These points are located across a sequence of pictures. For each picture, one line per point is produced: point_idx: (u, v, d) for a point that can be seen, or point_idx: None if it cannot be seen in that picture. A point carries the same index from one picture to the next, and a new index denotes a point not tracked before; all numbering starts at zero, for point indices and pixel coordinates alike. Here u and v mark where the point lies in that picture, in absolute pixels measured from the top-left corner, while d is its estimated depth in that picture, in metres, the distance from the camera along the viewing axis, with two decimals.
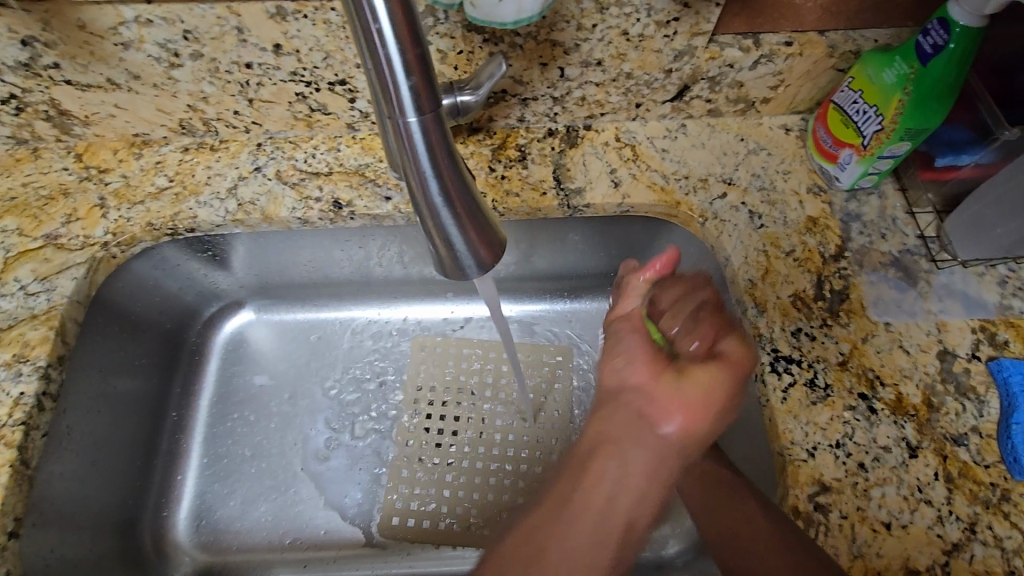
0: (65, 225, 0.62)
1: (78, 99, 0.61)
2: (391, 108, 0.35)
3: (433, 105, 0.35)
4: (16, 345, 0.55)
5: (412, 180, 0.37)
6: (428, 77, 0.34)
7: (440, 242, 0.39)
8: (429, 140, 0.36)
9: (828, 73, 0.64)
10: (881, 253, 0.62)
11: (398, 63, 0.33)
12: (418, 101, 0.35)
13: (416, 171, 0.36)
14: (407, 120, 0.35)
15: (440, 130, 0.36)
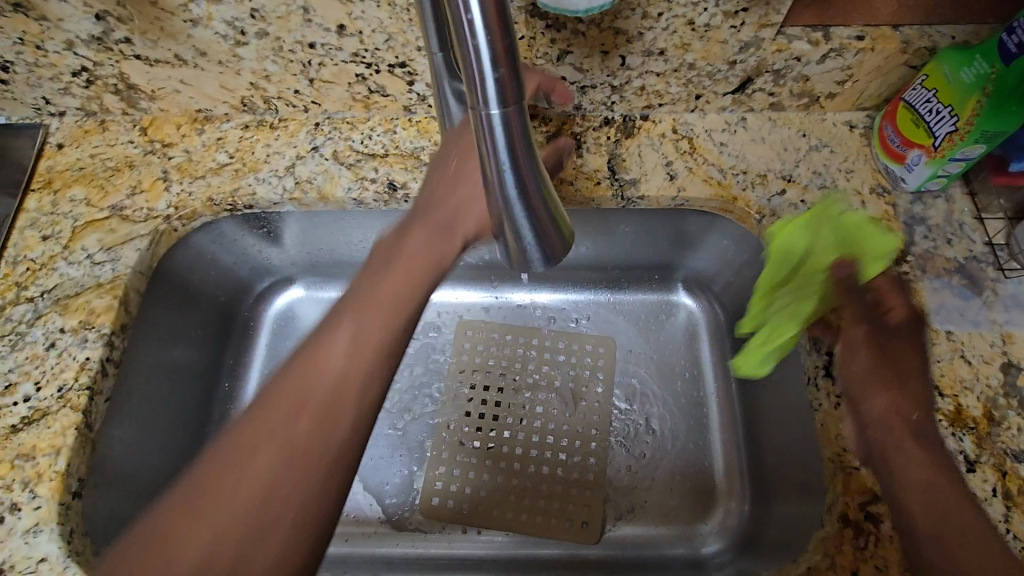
0: (130, 197, 0.64)
1: (146, 74, 0.63)
2: (471, 97, 0.31)
3: (518, 97, 0.31)
4: (82, 312, 0.57)
5: (486, 166, 0.35)
6: (516, 66, 0.30)
7: (509, 232, 0.39)
8: (511, 136, 0.33)
9: (900, 69, 0.61)
10: (946, 260, 0.60)
11: (485, 57, 0.29)
12: (502, 93, 0.31)
13: (493, 161, 0.34)
14: (489, 113, 0.32)
15: (523, 127, 0.33)
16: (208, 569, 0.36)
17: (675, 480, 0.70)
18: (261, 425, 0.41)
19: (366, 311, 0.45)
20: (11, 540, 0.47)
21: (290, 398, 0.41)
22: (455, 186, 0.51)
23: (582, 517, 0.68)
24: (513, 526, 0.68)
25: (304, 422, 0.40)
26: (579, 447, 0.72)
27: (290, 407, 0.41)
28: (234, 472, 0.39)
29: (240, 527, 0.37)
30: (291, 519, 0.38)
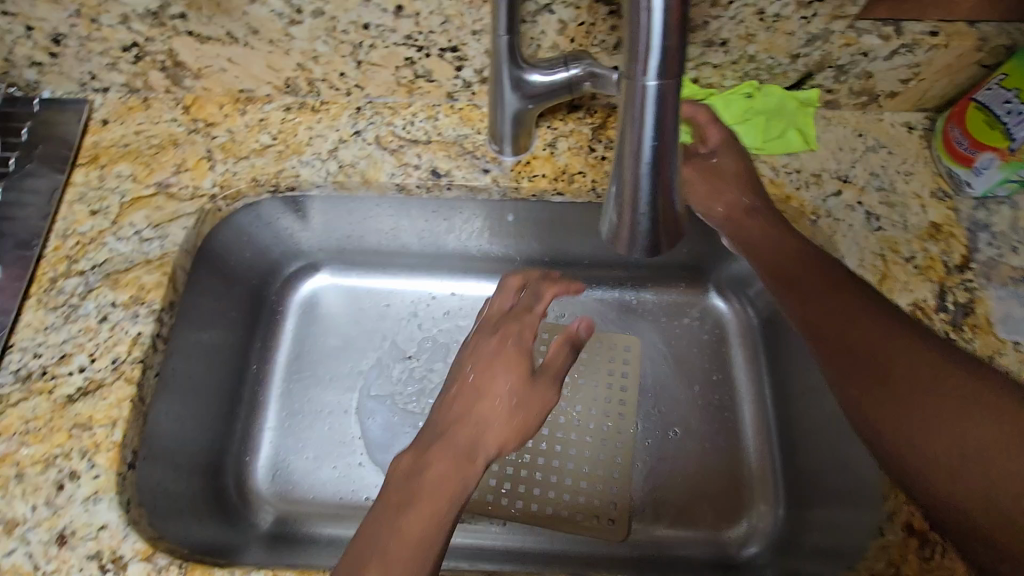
0: (176, 174, 0.63)
1: (195, 52, 0.62)
2: (631, 66, 0.34)
3: (677, 71, 0.34)
4: (133, 287, 0.57)
5: (628, 134, 0.37)
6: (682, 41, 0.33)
7: (628, 213, 0.40)
8: (663, 105, 0.35)
9: (970, 69, 0.59)
10: (1012, 268, 0.57)
11: (659, 28, 0.33)
12: (664, 64, 0.34)
13: (636, 129, 0.36)
14: (647, 82, 0.34)
15: (676, 99, 0.35)
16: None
17: (712, 484, 0.68)
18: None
19: (399, 517, 0.42)
20: (72, 506, 0.47)
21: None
22: (475, 401, 0.49)
23: (609, 513, 0.67)
24: (540, 520, 0.67)
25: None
26: (605, 445, 0.70)
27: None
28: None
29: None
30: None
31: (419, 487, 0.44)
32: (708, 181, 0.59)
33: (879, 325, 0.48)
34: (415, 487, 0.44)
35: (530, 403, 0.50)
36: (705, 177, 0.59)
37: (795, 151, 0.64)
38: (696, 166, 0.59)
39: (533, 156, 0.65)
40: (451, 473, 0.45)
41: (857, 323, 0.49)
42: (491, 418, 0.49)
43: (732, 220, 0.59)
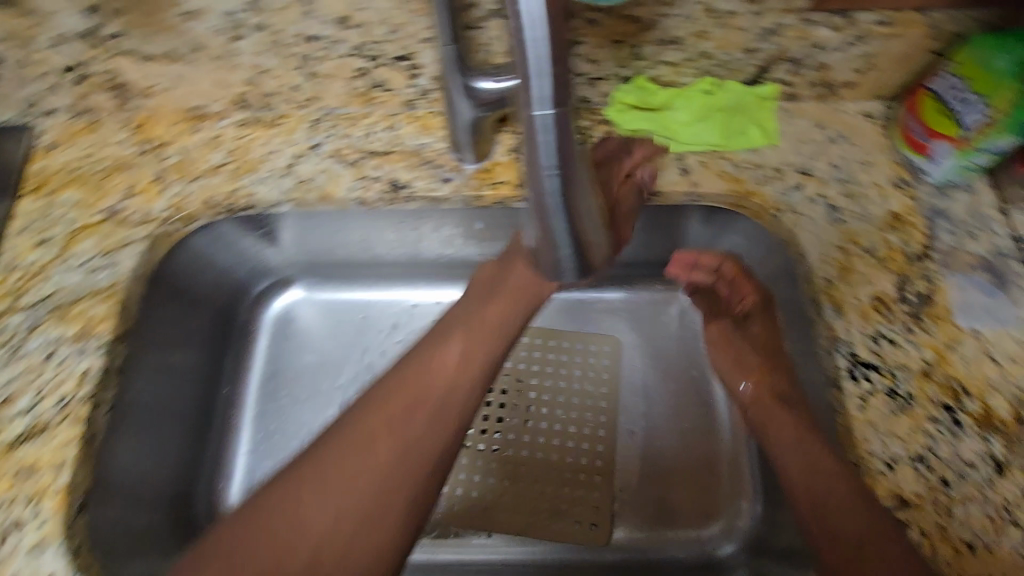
0: (126, 199, 0.62)
1: (141, 69, 0.62)
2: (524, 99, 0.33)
3: (567, 102, 0.33)
4: (81, 320, 0.56)
5: (531, 166, 0.35)
6: (567, 70, 0.32)
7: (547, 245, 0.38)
8: (562, 136, 0.33)
9: (923, 57, 0.59)
10: (971, 255, 0.58)
11: (543, 58, 0.31)
12: (554, 96, 0.32)
13: (536, 164, 0.34)
14: (541, 115, 0.33)
15: (572, 128, 0.34)
16: (321, 556, 0.44)
17: (691, 484, 0.68)
18: (374, 412, 0.49)
19: (425, 374, 0.51)
20: (17, 558, 0.46)
21: (397, 397, 0.50)
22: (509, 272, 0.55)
23: (592, 518, 0.68)
24: (524, 529, 0.68)
25: (383, 433, 0.48)
26: (587, 449, 0.71)
27: (388, 418, 0.49)
28: (355, 431, 0.48)
29: (338, 525, 0.45)
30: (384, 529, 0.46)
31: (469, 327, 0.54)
32: (728, 342, 0.68)
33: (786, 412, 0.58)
34: (444, 349, 0.53)
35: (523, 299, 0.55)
36: (731, 340, 0.68)
37: (755, 146, 0.63)
38: (725, 326, 0.69)
39: (494, 163, 0.64)
40: (489, 341, 0.54)
41: (823, 478, 0.50)
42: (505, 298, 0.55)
43: (759, 401, 0.62)
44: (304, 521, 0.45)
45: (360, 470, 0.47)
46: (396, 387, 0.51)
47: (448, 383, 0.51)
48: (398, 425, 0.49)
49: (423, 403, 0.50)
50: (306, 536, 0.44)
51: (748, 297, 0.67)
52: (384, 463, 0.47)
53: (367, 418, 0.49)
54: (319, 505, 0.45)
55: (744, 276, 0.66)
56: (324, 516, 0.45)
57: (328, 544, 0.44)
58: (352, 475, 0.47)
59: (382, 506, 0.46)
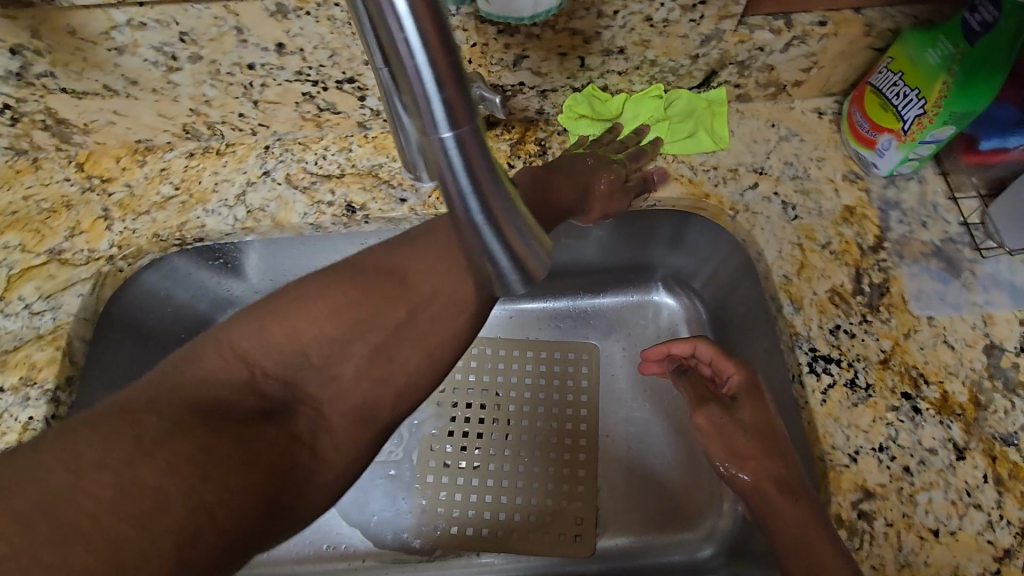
0: (69, 239, 0.60)
1: (76, 108, 0.59)
2: (420, 122, 0.28)
3: (471, 119, 0.28)
4: (23, 367, 0.54)
5: (445, 192, 0.30)
6: (465, 89, 0.28)
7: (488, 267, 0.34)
8: (471, 160, 0.29)
9: (864, 53, 0.60)
10: (922, 243, 0.59)
11: (427, 74, 0.26)
12: (453, 115, 0.28)
13: (452, 191, 0.30)
14: (442, 139, 0.28)
15: (482, 149, 0.29)
16: (382, 367, 0.46)
17: (670, 486, 0.69)
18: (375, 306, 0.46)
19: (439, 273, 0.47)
20: None
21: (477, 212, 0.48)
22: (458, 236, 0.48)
23: (574, 529, 0.68)
24: (504, 546, 0.67)
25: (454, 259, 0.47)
26: (569, 459, 0.71)
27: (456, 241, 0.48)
28: (427, 261, 0.48)
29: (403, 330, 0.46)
30: (433, 345, 0.47)
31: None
32: (721, 428, 0.55)
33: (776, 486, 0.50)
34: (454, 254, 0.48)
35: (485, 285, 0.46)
36: (721, 424, 0.55)
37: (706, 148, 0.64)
38: (711, 410, 0.57)
39: None
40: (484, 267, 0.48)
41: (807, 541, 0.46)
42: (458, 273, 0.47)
43: (759, 487, 0.51)
44: (370, 329, 0.45)
45: (425, 287, 0.47)
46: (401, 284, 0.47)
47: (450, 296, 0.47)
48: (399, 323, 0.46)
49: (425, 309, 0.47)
50: (374, 334, 0.45)
51: (730, 372, 0.56)
52: (450, 290, 0.47)
53: (439, 232, 0.48)
54: (390, 318, 0.46)
55: (722, 353, 0.57)
56: (391, 324, 0.46)
57: (390, 358, 0.46)
58: (418, 286, 0.47)
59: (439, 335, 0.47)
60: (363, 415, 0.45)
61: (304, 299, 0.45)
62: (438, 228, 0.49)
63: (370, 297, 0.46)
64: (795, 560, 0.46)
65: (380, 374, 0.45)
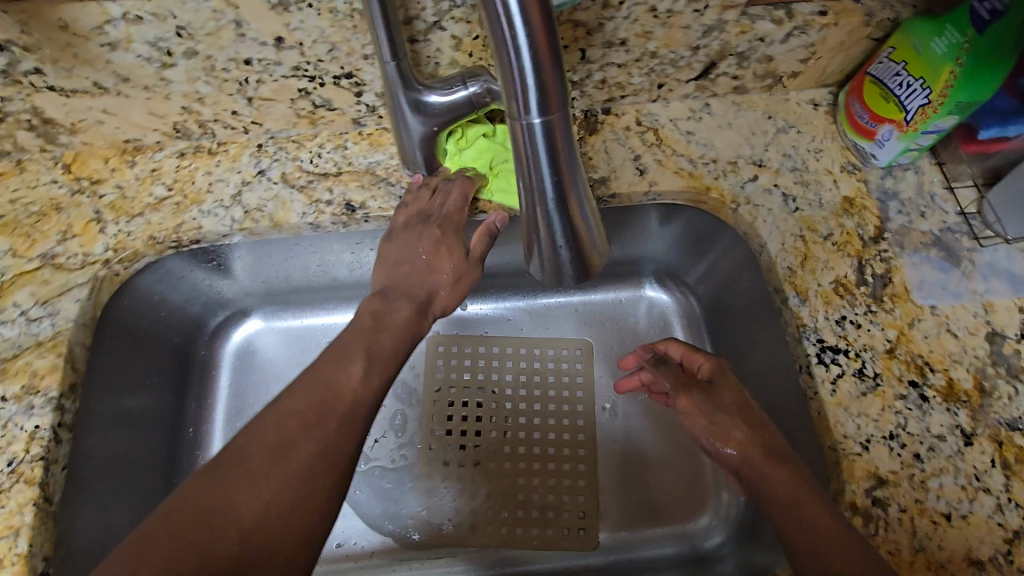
0: (61, 243, 0.58)
1: (63, 107, 0.57)
2: (517, 107, 0.35)
3: (560, 106, 0.35)
4: (24, 375, 0.52)
5: (528, 168, 0.38)
6: (559, 79, 0.34)
7: (545, 234, 0.42)
8: (554, 140, 0.36)
9: (862, 43, 0.60)
10: (922, 233, 0.59)
11: (531, 66, 0.33)
12: (546, 103, 0.35)
13: (533, 164, 0.38)
14: (532, 119, 0.36)
15: (564, 132, 0.37)
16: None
17: (673, 476, 0.69)
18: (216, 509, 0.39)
19: (282, 457, 0.42)
20: None
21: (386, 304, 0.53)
22: (313, 396, 0.45)
23: (579, 523, 0.67)
24: (512, 540, 0.67)
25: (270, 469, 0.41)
26: (569, 454, 0.70)
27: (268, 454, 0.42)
28: (259, 458, 0.42)
29: (238, 554, 0.38)
30: (280, 560, 0.39)
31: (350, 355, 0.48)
32: (702, 409, 0.55)
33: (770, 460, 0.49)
34: (295, 434, 0.43)
35: (463, 279, 0.57)
36: (704, 408, 0.55)
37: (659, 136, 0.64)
38: (693, 395, 0.56)
39: None
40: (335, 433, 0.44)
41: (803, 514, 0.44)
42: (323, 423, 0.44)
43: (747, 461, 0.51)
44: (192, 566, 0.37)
45: (252, 504, 0.40)
46: (237, 482, 0.41)
47: (304, 475, 0.42)
48: (248, 520, 0.39)
49: (281, 490, 0.41)
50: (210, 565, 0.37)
51: (701, 362, 0.58)
52: (272, 499, 0.40)
53: (252, 443, 0.42)
54: (233, 524, 0.39)
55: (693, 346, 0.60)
56: (229, 540, 0.39)
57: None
58: (256, 488, 0.40)
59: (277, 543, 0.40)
60: None
61: (102, 574, 0.36)
62: (250, 439, 0.43)
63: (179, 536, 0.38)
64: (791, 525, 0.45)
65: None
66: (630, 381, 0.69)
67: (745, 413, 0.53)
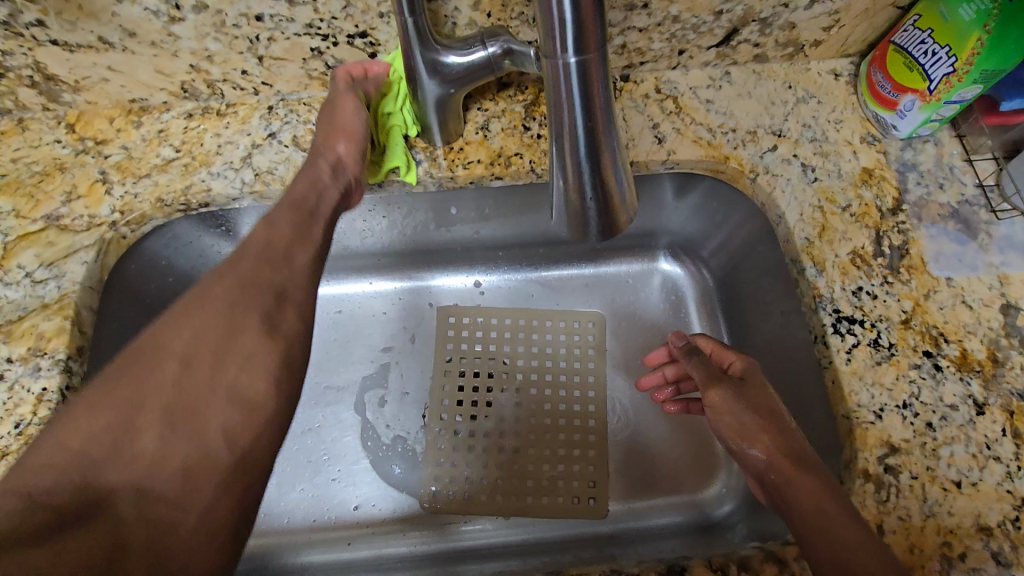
0: (66, 204, 0.57)
1: (67, 63, 0.55)
2: (553, 44, 0.35)
3: (597, 45, 0.35)
4: (30, 338, 0.51)
5: (561, 114, 0.37)
6: (598, 17, 0.34)
7: (573, 186, 0.40)
8: (588, 81, 0.36)
9: (887, 11, 0.59)
10: (940, 205, 0.59)
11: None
12: (583, 40, 0.34)
13: (567, 108, 0.37)
14: (567, 58, 0.35)
15: (601, 72, 0.36)
16: (141, 483, 0.40)
17: (685, 444, 0.70)
18: (174, 323, 0.46)
19: (221, 282, 0.48)
20: None
21: (284, 215, 0.52)
22: (249, 240, 0.51)
23: (589, 492, 0.68)
24: (522, 508, 0.67)
25: (175, 364, 0.44)
26: (580, 425, 0.70)
27: (209, 284, 0.48)
28: (204, 287, 0.48)
29: (189, 362, 0.44)
30: (240, 352, 0.46)
31: (247, 254, 0.50)
32: (729, 405, 0.53)
33: (799, 467, 0.47)
34: (235, 262, 0.49)
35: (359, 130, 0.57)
36: (731, 403, 0.53)
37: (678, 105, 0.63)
38: (721, 389, 0.55)
39: (465, 142, 0.61)
40: (270, 263, 0.50)
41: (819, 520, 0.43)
42: (250, 249, 0.50)
43: (773, 466, 0.49)
44: (107, 451, 0.40)
45: (201, 320, 0.46)
46: (187, 306, 0.47)
47: (241, 284, 0.48)
48: (205, 327, 0.46)
49: (221, 301, 0.47)
50: (168, 376, 0.44)
51: (731, 359, 0.58)
52: (222, 314, 0.47)
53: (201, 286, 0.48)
54: (186, 328, 0.46)
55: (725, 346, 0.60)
56: (182, 350, 0.45)
57: (149, 469, 0.40)
58: (205, 309, 0.46)
59: (200, 433, 0.43)
60: (186, 435, 0.42)
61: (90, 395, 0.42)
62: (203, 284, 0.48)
63: (87, 422, 0.41)
64: (815, 533, 0.43)
65: (148, 489, 0.40)
66: (653, 376, 0.70)
67: (773, 418, 0.51)
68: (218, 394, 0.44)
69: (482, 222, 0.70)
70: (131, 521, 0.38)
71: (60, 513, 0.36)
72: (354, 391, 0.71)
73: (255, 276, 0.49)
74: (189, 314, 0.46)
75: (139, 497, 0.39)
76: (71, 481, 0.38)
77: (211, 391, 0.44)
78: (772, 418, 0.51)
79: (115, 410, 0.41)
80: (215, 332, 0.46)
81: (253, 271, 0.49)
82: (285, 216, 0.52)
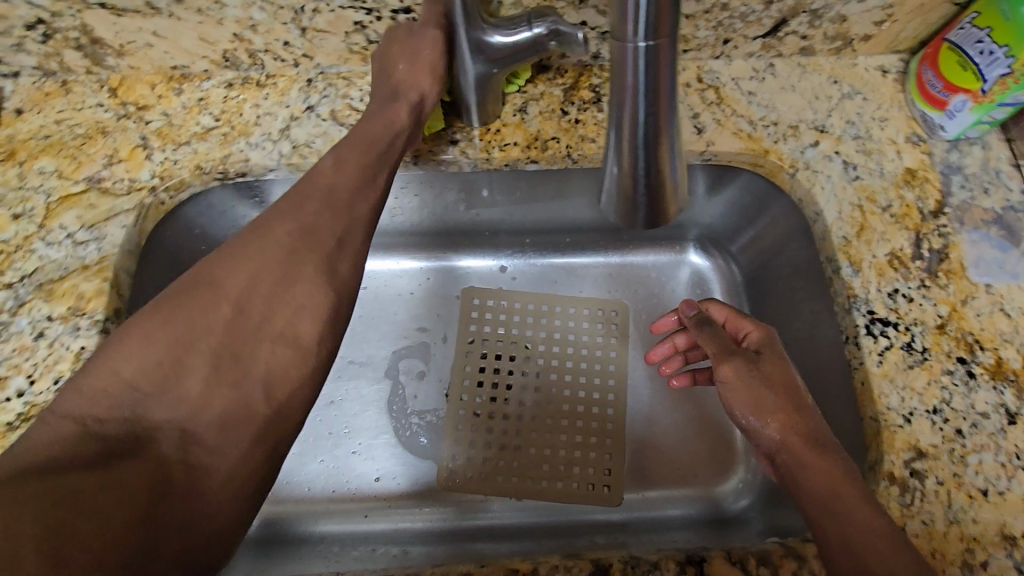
0: (108, 167, 0.58)
1: (113, 26, 0.56)
2: (625, 27, 0.34)
3: (669, 30, 0.34)
4: (71, 297, 0.52)
5: (624, 99, 0.37)
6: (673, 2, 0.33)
7: (627, 172, 0.40)
8: (656, 66, 0.35)
9: (942, 8, 0.57)
10: (983, 210, 0.58)
11: None
12: (657, 24, 0.34)
13: (631, 92, 0.36)
14: (638, 43, 0.34)
15: (671, 58, 0.35)
16: (185, 421, 0.41)
17: (703, 438, 0.70)
18: (232, 262, 0.45)
19: (283, 219, 0.46)
20: None
21: (352, 155, 0.50)
22: (315, 174, 0.48)
23: (604, 480, 0.68)
24: (535, 491, 0.68)
25: (227, 308, 0.44)
26: (597, 413, 0.71)
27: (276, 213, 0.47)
28: (271, 217, 0.47)
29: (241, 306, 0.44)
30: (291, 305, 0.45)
31: (310, 194, 0.47)
32: (743, 380, 0.52)
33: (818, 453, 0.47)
34: (299, 195, 0.47)
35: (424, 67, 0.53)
36: (748, 379, 0.52)
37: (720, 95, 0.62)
38: (735, 361, 0.54)
39: (503, 123, 0.61)
40: (330, 207, 0.47)
41: (835, 507, 0.42)
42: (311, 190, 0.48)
43: (786, 446, 0.49)
44: (158, 387, 0.41)
45: (258, 263, 0.45)
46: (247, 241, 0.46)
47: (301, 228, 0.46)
48: (261, 272, 0.45)
49: (280, 242, 0.46)
50: (219, 320, 0.44)
51: (749, 330, 0.58)
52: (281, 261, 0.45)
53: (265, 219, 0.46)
54: (243, 269, 0.45)
55: (738, 314, 0.60)
56: (235, 292, 0.44)
57: (194, 411, 0.41)
58: (261, 254, 0.45)
59: (249, 379, 0.43)
60: (233, 379, 0.43)
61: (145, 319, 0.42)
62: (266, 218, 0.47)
63: (138, 352, 0.41)
64: (831, 521, 0.42)
65: (191, 431, 0.41)
66: (663, 347, 0.71)
67: (795, 398, 0.51)
68: (266, 341, 0.44)
69: (512, 206, 0.70)
70: (171, 459, 0.39)
71: (109, 447, 0.38)
72: (376, 368, 0.72)
73: (316, 221, 0.46)
74: (246, 251, 0.45)
75: (181, 436, 0.40)
76: (117, 421, 0.39)
77: (262, 336, 0.44)
78: (791, 399, 0.51)
79: (163, 349, 0.42)
80: (270, 277, 0.45)
81: (315, 216, 0.47)
82: (349, 155, 0.50)
